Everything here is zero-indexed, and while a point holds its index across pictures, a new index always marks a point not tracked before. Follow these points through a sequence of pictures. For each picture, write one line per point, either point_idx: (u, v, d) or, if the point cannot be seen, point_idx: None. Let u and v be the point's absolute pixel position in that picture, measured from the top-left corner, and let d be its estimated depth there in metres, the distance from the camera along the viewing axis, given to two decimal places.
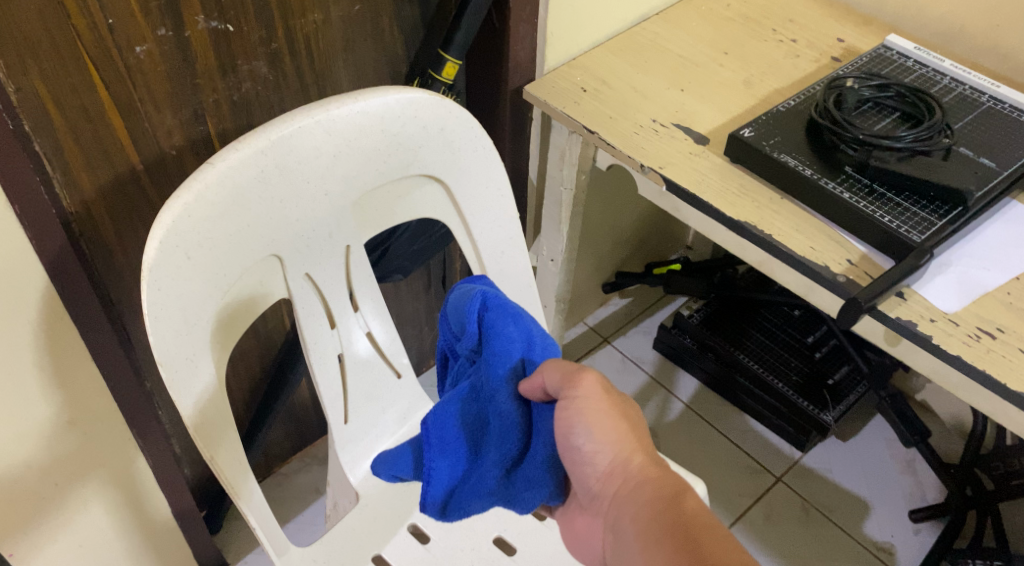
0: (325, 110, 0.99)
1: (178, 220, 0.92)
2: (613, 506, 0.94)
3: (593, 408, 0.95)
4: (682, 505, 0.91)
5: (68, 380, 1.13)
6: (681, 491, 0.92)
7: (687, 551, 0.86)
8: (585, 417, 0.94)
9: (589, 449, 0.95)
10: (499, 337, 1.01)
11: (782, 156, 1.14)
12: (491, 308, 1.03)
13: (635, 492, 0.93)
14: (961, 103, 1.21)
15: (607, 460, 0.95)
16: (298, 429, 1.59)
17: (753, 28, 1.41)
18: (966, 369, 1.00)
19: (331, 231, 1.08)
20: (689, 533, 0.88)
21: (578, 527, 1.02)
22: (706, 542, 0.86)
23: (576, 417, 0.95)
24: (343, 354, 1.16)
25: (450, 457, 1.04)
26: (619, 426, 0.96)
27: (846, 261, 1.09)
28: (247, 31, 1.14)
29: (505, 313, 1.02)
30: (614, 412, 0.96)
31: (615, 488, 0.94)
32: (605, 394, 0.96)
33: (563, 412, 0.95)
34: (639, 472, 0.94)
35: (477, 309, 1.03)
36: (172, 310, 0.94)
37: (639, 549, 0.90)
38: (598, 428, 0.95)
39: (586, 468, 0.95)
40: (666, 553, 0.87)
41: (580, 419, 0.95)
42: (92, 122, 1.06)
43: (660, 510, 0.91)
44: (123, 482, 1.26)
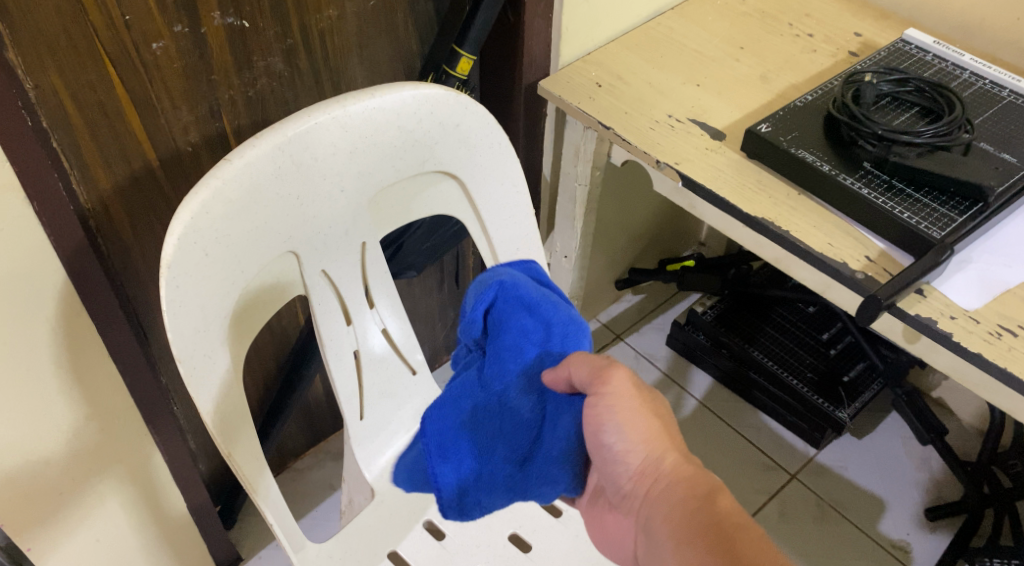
0: (342, 104, 0.93)
1: (196, 218, 0.86)
2: (645, 505, 0.94)
3: (624, 406, 0.93)
4: (715, 506, 0.91)
5: (84, 379, 1.07)
6: (714, 490, 0.93)
7: (721, 554, 0.87)
8: (618, 415, 0.93)
9: (621, 448, 0.94)
10: (512, 330, 0.97)
11: (800, 151, 1.11)
12: (506, 299, 0.98)
13: (668, 491, 0.92)
14: (983, 98, 1.18)
15: (639, 460, 0.94)
16: (312, 423, 1.60)
17: (769, 24, 1.40)
18: (988, 368, 0.96)
19: (347, 229, 1.01)
20: (722, 535, 0.88)
21: (608, 526, 1.00)
22: (740, 545, 0.87)
23: (609, 414, 0.93)
24: (358, 352, 1.10)
25: (458, 450, 0.98)
26: (651, 425, 0.94)
27: (864, 257, 1.05)
28: (263, 28, 1.07)
29: (521, 304, 0.97)
30: (646, 410, 0.95)
31: (649, 488, 0.94)
32: (637, 390, 0.95)
33: (594, 408, 0.94)
34: (673, 471, 0.93)
35: (490, 300, 0.98)
36: (191, 306, 0.88)
37: (672, 548, 0.90)
38: (629, 427, 0.93)
39: (618, 467, 0.94)
40: (699, 556, 0.88)
41: (611, 417, 0.93)
42: (107, 115, 0.99)
43: (693, 510, 0.91)
44: (139, 480, 1.22)
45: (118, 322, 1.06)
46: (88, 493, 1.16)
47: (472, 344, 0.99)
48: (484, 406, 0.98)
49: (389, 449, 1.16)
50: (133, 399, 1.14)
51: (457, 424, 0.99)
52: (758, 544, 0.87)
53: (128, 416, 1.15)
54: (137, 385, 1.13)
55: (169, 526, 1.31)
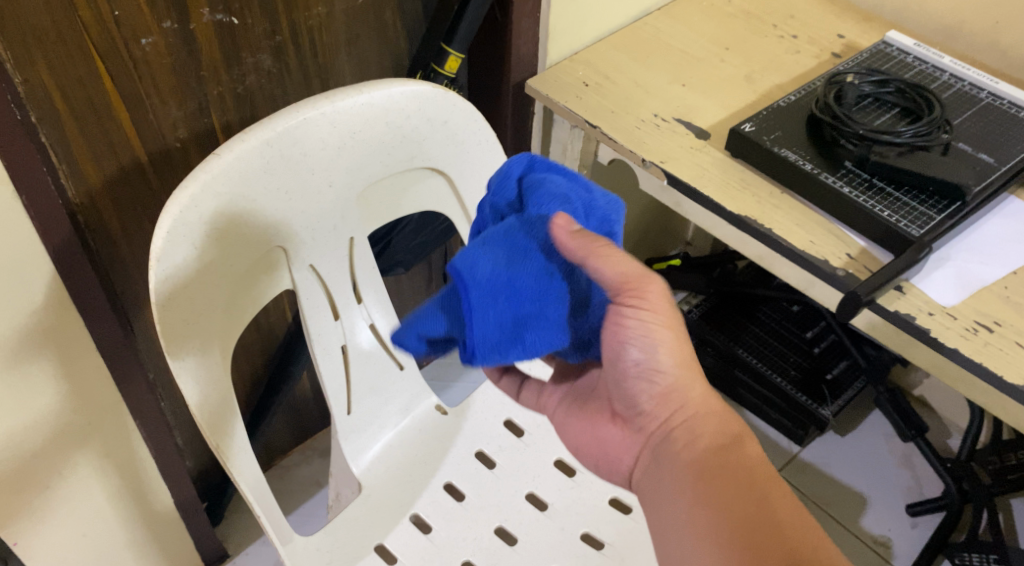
0: (330, 100, 0.94)
1: (186, 212, 0.87)
2: (665, 430, 0.97)
3: (659, 326, 0.92)
4: (743, 451, 0.94)
5: (72, 374, 1.08)
6: (741, 435, 0.96)
7: (750, 502, 0.91)
8: (652, 335, 0.92)
9: (650, 362, 0.94)
10: (552, 187, 0.92)
11: (782, 150, 1.13)
12: (537, 167, 0.95)
13: (694, 421, 0.95)
14: (962, 99, 1.19)
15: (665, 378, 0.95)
16: (299, 420, 1.60)
17: (754, 24, 1.41)
18: (964, 363, 0.98)
19: (336, 224, 1.02)
20: (751, 482, 0.92)
21: (603, 434, 1.03)
22: (771, 495, 0.91)
23: (643, 329, 0.91)
24: (346, 347, 1.11)
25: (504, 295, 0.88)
26: (684, 352, 0.95)
27: (845, 255, 1.07)
28: (252, 24, 1.08)
29: (551, 169, 0.95)
30: (681, 336, 0.95)
31: (671, 410, 0.96)
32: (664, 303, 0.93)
33: (624, 319, 0.91)
34: (699, 401, 0.96)
35: (520, 171, 0.95)
36: (181, 298, 0.89)
37: (693, 477, 0.94)
38: (662, 350, 0.94)
39: (640, 381, 0.95)
40: (725, 498, 0.91)
41: (643, 335, 0.92)
42: (96, 109, 0.99)
43: (722, 448, 0.94)
44: (127, 474, 1.22)
45: (107, 317, 1.07)
46: (76, 486, 1.17)
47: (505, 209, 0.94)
48: (525, 253, 0.89)
49: (377, 443, 1.17)
50: (121, 393, 1.14)
51: (495, 269, 0.87)
52: (785, 497, 0.92)
53: (115, 410, 1.15)
54: (125, 380, 1.13)
55: (157, 521, 1.32)
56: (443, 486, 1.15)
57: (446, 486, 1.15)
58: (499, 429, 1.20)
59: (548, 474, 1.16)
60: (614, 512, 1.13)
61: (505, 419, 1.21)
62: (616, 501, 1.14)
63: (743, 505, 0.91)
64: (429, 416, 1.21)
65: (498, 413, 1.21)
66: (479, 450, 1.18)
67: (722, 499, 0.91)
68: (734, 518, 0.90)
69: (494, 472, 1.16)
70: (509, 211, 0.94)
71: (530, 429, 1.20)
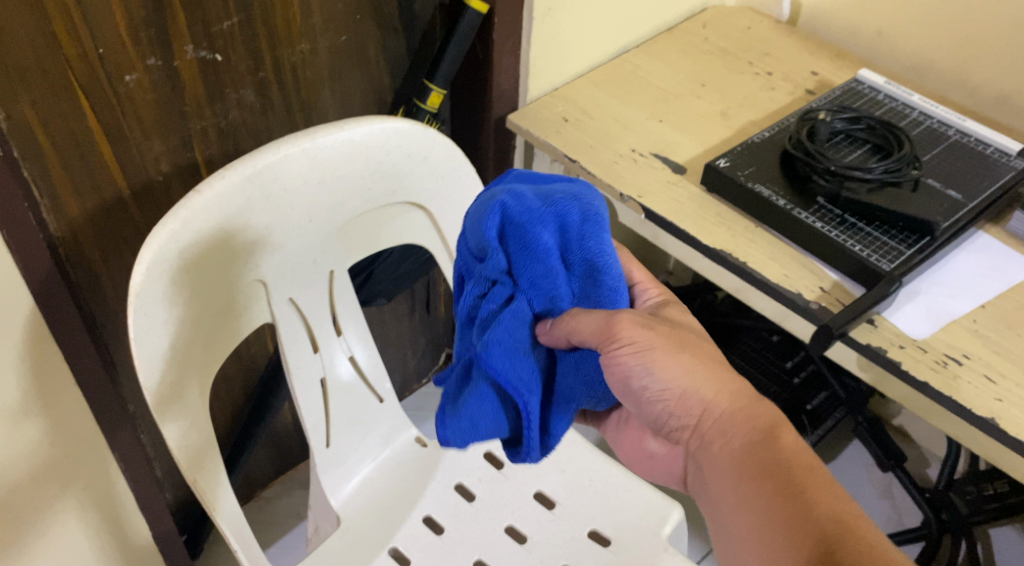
0: (311, 137, 0.96)
1: (165, 247, 0.88)
2: (699, 438, 0.94)
3: (650, 349, 0.91)
4: (778, 444, 0.89)
5: (50, 407, 1.08)
6: (776, 425, 0.90)
7: (793, 503, 0.85)
8: (646, 359, 0.91)
9: (657, 387, 0.92)
10: (538, 248, 0.88)
11: (757, 186, 1.15)
12: (513, 216, 0.89)
13: (722, 424, 0.92)
14: (931, 136, 1.22)
15: (678, 395, 0.93)
16: (280, 451, 1.60)
17: (731, 62, 1.44)
18: (934, 396, 0.99)
19: (315, 257, 1.03)
20: (791, 480, 0.86)
21: (653, 448, 1.02)
22: (814, 493, 0.85)
23: (638, 365, 0.90)
24: (325, 380, 1.11)
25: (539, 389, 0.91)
26: (682, 358, 0.93)
27: (818, 288, 1.09)
28: (235, 61, 1.09)
29: (532, 219, 0.88)
30: (673, 346, 0.93)
31: (698, 417, 0.93)
32: (646, 327, 0.91)
33: (616, 365, 0.90)
34: (719, 402, 0.93)
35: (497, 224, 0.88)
36: (160, 333, 0.89)
37: (733, 481, 0.90)
38: (661, 367, 0.92)
39: (657, 406, 0.94)
40: (766, 502, 0.87)
41: (639, 363, 0.90)
42: (79, 144, 1.00)
43: (755, 445, 0.90)
44: (104, 507, 1.22)
45: (87, 350, 1.07)
46: (53, 520, 1.16)
47: (496, 275, 0.89)
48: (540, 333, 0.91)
49: (355, 477, 1.18)
50: (100, 426, 1.14)
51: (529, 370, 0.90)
52: (832, 492, 0.86)
53: (94, 444, 1.15)
54: (104, 413, 1.13)
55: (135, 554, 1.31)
56: (422, 519, 1.15)
57: (426, 519, 1.15)
58: (479, 462, 1.20)
59: (528, 508, 1.16)
60: (593, 546, 1.13)
61: (486, 451, 1.21)
62: (595, 534, 1.14)
63: (786, 507, 0.85)
64: (409, 448, 1.22)
65: (478, 444, 1.22)
66: (459, 483, 1.19)
67: (763, 503, 0.87)
68: (779, 523, 0.85)
69: (473, 505, 1.16)
70: (501, 279, 0.90)
71: (510, 461, 1.20)
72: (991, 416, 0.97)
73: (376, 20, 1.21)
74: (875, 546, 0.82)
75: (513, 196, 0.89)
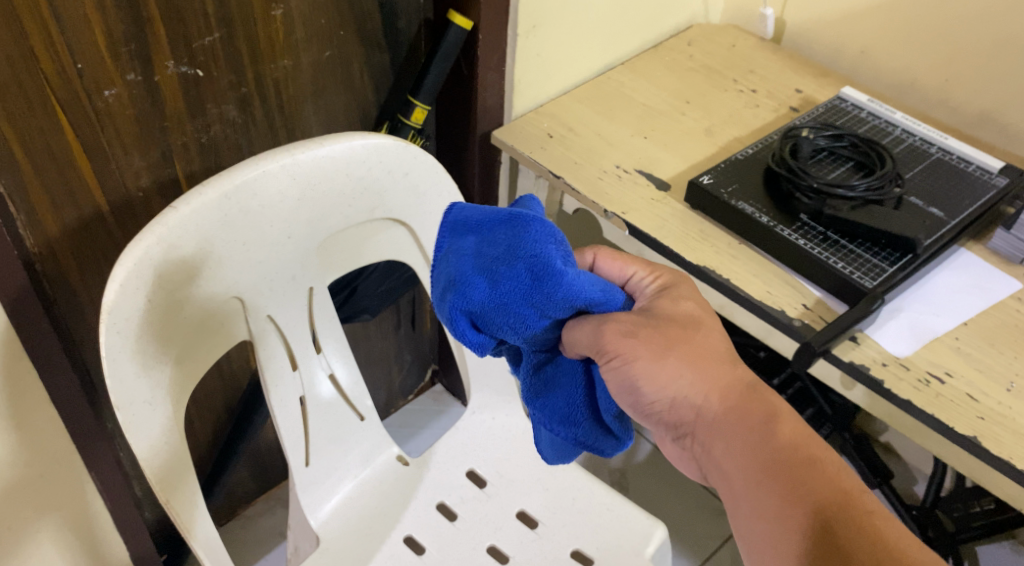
0: (291, 153, 0.95)
1: (140, 264, 0.87)
2: (700, 443, 0.88)
3: (637, 358, 0.86)
4: (777, 437, 0.85)
5: (24, 425, 1.06)
6: (774, 417, 0.86)
7: (801, 501, 0.82)
8: (634, 369, 0.86)
9: (649, 399, 0.88)
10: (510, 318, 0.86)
11: (740, 202, 1.15)
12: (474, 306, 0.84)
13: (720, 425, 0.87)
14: (913, 154, 1.22)
15: (670, 402, 0.88)
16: (262, 469, 1.58)
17: (715, 79, 1.44)
18: (917, 413, 0.99)
19: (294, 274, 1.02)
20: (796, 474, 0.83)
21: (668, 454, 0.97)
22: (820, 484, 0.82)
23: (630, 382, 0.87)
24: (305, 398, 1.10)
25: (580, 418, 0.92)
26: (671, 361, 0.87)
27: (801, 305, 1.09)
28: (217, 76, 1.08)
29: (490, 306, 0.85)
30: (664, 349, 0.87)
31: (695, 423, 0.88)
32: (631, 333, 0.86)
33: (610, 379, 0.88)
34: (716, 400, 0.87)
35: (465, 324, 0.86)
36: (133, 352, 0.88)
37: (739, 485, 0.85)
38: (651, 376, 0.87)
39: (654, 417, 0.90)
40: (774, 501, 0.83)
41: (631, 373, 0.87)
42: (57, 159, 0.99)
43: (755, 444, 0.85)
44: (79, 527, 1.20)
45: (63, 366, 1.06)
46: (27, 539, 1.15)
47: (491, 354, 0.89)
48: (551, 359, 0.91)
49: (335, 496, 1.16)
50: (75, 444, 1.12)
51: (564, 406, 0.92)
52: (839, 482, 0.83)
53: (69, 463, 1.14)
54: (81, 431, 1.12)
55: None
56: (403, 539, 1.14)
57: (407, 539, 1.14)
58: (461, 481, 1.19)
59: (509, 527, 1.15)
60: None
61: (468, 469, 1.21)
62: (578, 554, 1.13)
63: (795, 505, 0.82)
64: (390, 467, 1.21)
65: (460, 463, 1.21)
66: (441, 502, 1.17)
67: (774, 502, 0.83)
68: (793, 521, 0.82)
69: (455, 525, 1.15)
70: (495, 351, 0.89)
71: (492, 480, 1.19)
72: (973, 434, 0.96)
73: (360, 36, 1.20)
74: (890, 548, 0.79)
75: (459, 291, 0.84)
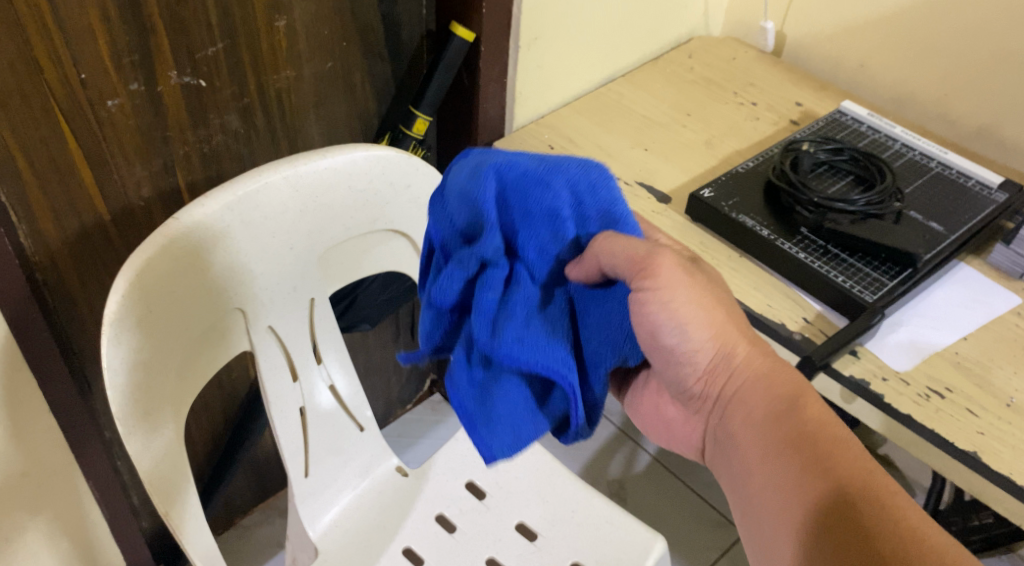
0: (293, 165, 0.96)
1: (142, 274, 0.87)
2: (722, 404, 0.93)
3: (674, 287, 0.85)
4: (803, 413, 0.88)
5: (24, 434, 1.06)
6: (801, 395, 0.89)
7: (821, 476, 0.85)
8: (679, 310, 0.86)
9: (692, 344, 0.90)
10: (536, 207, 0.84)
11: (740, 215, 1.15)
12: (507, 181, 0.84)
13: (745, 392, 0.91)
14: (912, 168, 1.23)
15: (710, 354, 0.91)
16: (260, 478, 1.58)
17: (715, 91, 1.45)
18: (916, 428, 0.99)
19: (296, 285, 1.02)
20: (819, 450, 0.86)
21: (665, 413, 1.01)
22: (842, 464, 0.85)
23: (665, 309, 0.85)
24: (305, 409, 1.10)
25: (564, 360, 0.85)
26: (716, 317, 0.90)
27: (801, 319, 1.09)
28: (219, 87, 1.09)
29: (523, 185, 0.84)
30: (709, 303, 0.90)
31: (721, 383, 0.92)
32: (679, 268, 0.86)
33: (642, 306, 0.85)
34: (747, 363, 0.91)
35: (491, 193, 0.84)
36: (136, 365, 0.88)
37: (758, 455, 0.89)
38: (695, 325, 0.89)
39: (686, 367, 0.91)
40: (793, 474, 0.86)
41: (663, 303, 0.85)
42: (59, 170, 1.00)
43: (782, 416, 0.89)
44: (76, 536, 1.20)
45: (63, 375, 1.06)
46: (24, 549, 1.14)
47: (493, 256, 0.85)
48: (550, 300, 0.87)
49: (334, 507, 1.16)
50: (73, 453, 1.12)
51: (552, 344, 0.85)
52: (860, 462, 0.85)
53: (67, 472, 1.13)
54: (79, 439, 1.12)
55: None
56: (402, 551, 1.14)
57: (406, 551, 1.14)
58: (461, 492, 1.19)
59: (509, 539, 1.15)
60: None
61: (467, 481, 1.20)
62: None
63: (814, 479, 0.85)
64: (389, 477, 1.21)
65: (459, 474, 1.21)
66: (440, 514, 1.17)
67: (795, 474, 0.86)
68: (813, 495, 0.85)
69: (454, 537, 1.15)
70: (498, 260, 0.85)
71: (492, 491, 1.19)
72: (972, 449, 0.97)
73: (362, 47, 1.21)
74: (904, 527, 0.81)
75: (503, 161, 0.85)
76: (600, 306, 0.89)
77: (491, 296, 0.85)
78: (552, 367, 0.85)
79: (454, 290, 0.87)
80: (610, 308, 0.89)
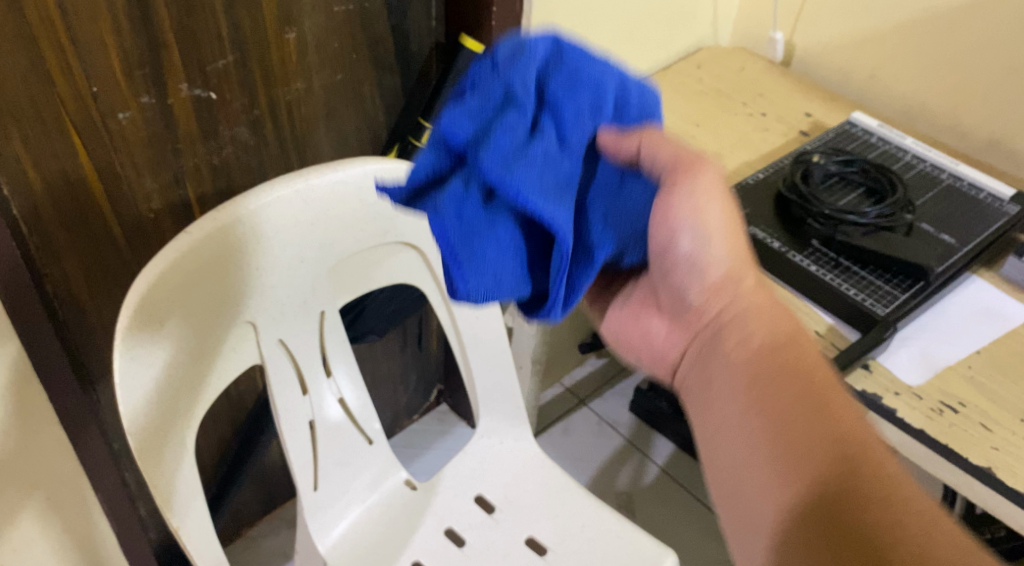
0: (304, 178, 0.96)
1: (154, 287, 0.87)
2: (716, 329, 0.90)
3: (710, 195, 0.84)
4: (800, 347, 0.86)
5: (32, 446, 1.06)
6: (797, 334, 0.87)
7: (815, 425, 0.81)
8: (704, 212, 0.84)
9: (712, 255, 0.87)
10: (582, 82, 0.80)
11: (751, 227, 1.14)
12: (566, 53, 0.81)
13: (742, 318, 0.88)
14: (923, 179, 1.22)
15: (724, 268, 0.88)
16: (267, 489, 1.58)
17: (724, 102, 1.45)
18: (929, 443, 0.98)
19: (306, 298, 1.02)
20: (808, 387, 0.83)
21: (643, 328, 0.96)
22: (836, 415, 0.82)
23: (693, 210, 0.83)
24: (314, 422, 1.10)
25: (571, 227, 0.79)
26: (739, 239, 0.88)
27: (813, 331, 1.07)
28: (229, 99, 1.09)
29: (572, 70, 0.80)
30: (737, 223, 0.88)
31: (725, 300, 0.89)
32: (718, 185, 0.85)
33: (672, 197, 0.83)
34: (752, 293, 0.89)
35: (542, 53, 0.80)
36: (146, 380, 0.88)
37: (741, 404, 0.85)
38: (716, 238, 0.87)
39: (690, 275, 0.88)
40: (777, 419, 0.83)
41: (693, 207, 0.83)
42: (69, 181, 1.00)
43: (777, 353, 0.86)
44: (84, 548, 1.19)
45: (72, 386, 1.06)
46: (32, 561, 1.14)
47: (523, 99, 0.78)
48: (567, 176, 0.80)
49: (343, 520, 1.16)
50: (81, 465, 1.12)
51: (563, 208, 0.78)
52: (859, 420, 0.82)
53: (76, 483, 1.13)
54: (89, 451, 1.12)
55: None
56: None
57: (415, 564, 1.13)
58: (470, 506, 1.19)
59: (517, 552, 1.15)
60: None
61: (477, 494, 1.20)
62: None
63: (794, 411, 0.82)
64: (398, 491, 1.20)
65: (468, 487, 1.21)
66: (450, 527, 1.17)
67: (781, 408, 0.83)
68: (784, 420, 0.82)
69: (463, 551, 1.15)
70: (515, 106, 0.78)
71: (501, 505, 1.19)
72: (987, 465, 0.95)
73: (372, 59, 1.21)
74: (893, 499, 0.77)
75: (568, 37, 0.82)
76: (612, 193, 0.84)
77: (511, 129, 0.77)
78: (558, 225, 0.77)
79: (468, 125, 0.78)
80: (622, 202, 0.84)
